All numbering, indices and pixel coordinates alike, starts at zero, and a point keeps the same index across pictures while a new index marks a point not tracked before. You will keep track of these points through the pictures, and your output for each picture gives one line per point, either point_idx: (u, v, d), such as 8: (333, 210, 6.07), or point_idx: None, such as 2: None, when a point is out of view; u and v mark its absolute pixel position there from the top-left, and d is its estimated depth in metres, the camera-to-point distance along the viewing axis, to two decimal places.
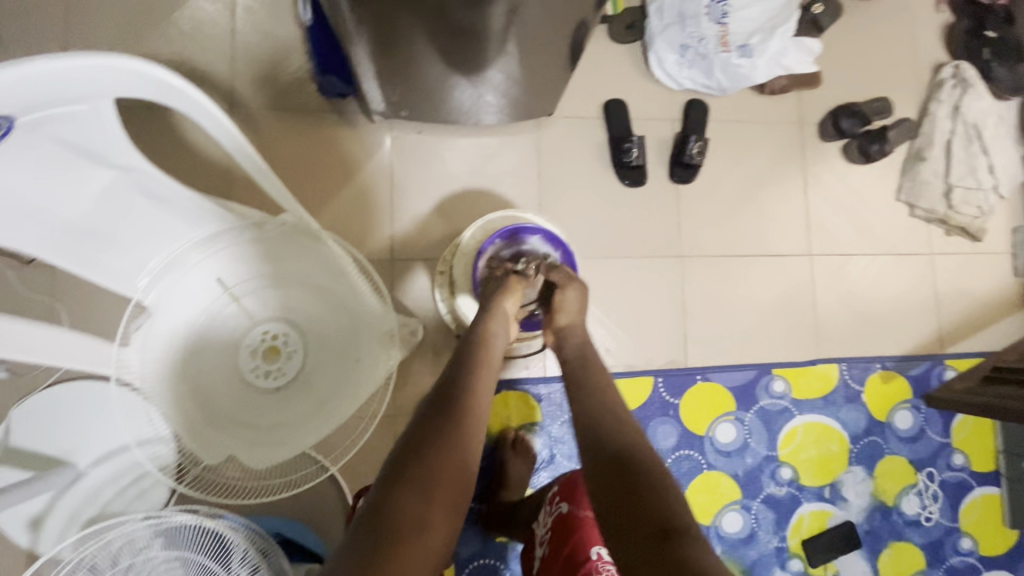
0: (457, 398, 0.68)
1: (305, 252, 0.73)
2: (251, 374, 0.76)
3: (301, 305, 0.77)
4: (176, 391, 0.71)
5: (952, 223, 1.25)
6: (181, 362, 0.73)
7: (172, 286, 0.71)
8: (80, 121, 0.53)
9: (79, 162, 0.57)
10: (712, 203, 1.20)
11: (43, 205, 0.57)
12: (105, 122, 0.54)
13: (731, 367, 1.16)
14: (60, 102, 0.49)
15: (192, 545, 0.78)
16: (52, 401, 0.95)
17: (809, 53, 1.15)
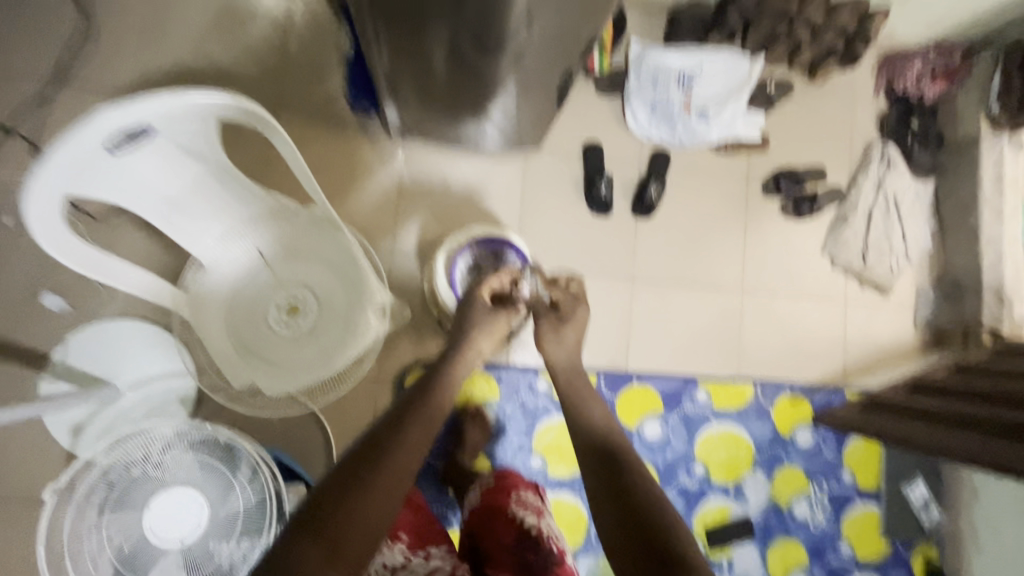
0: (380, 455, 0.74)
1: (327, 231, 0.95)
2: (271, 327, 0.96)
3: (318, 276, 0.98)
4: (217, 328, 0.92)
5: (866, 277, 1.48)
6: (223, 308, 0.93)
7: (224, 250, 0.93)
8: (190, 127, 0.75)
9: (180, 152, 0.79)
10: (665, 236, 1.43)
11: (151, 177, 0.80)
12: (207, 129, 0.76)
13: (664, 376, 1.38)
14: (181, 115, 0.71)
15: (208, 454, 0.99)
16: (99, 333, 1.16)
17: (755, 123, 1.42)
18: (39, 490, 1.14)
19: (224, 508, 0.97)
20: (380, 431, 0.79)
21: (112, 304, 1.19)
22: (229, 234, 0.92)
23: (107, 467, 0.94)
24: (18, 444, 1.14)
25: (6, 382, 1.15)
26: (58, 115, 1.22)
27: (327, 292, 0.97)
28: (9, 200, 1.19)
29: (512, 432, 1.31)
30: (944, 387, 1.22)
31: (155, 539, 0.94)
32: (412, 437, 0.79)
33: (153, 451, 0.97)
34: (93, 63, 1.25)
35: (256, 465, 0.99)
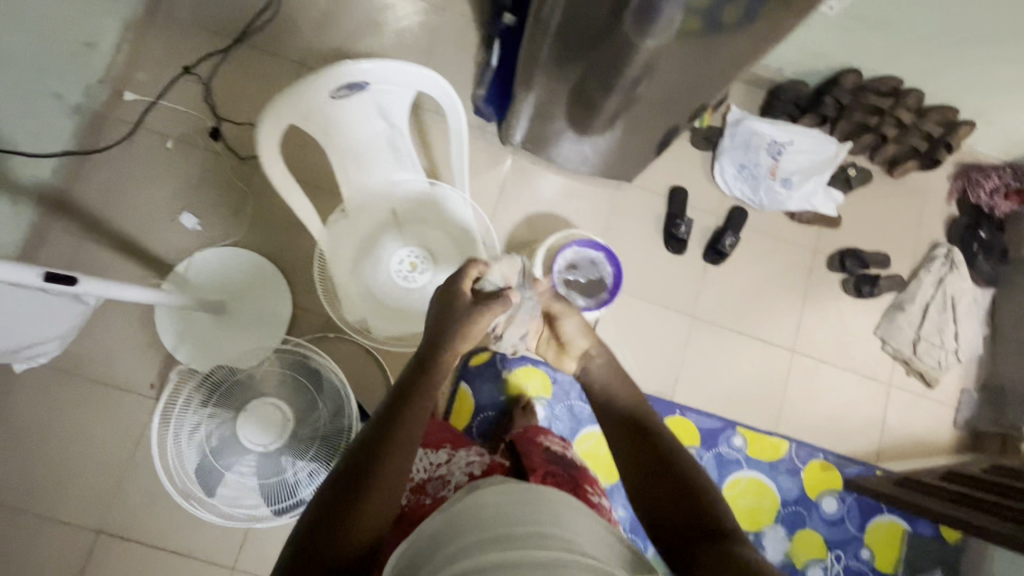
0: (388, 441, 0.73)
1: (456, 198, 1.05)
2: (392, 275, 1.07)
3: (438, 239, 1.08)
4: (343, 267, 1.03)
5: (913, 366, 1.54)
6: (352, 251, 1.04)
7: (368, 200, 1.04)
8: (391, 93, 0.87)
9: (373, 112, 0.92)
10: (729, 285, 1.53)
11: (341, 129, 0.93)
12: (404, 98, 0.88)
13: (705, 414, 1.45)
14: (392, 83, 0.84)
15: (301, 375, 1.10)
16: (222, 257, 1.31)
17: (832, 201, 1.53)
18: (132, 381, 1.26)
19: (304, 428, 1.07)
20: (384, 419, 0.77)
21: (236, 233, 1.34)
22: (375, 188, 1.04)
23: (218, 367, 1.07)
24: (126, 336, 1.27)
25: (131, 279, 1.29)
26: (233, 67, 1.41)
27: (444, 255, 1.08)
28: (174, 127, 1.36)
29: (554, 431, 1.39)
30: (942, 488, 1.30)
31: (241, 438, 1.03)
32: (416, 423, 0.77)
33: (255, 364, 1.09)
34: (271, 29, 1.44)
35: (339, 400, 1.10)
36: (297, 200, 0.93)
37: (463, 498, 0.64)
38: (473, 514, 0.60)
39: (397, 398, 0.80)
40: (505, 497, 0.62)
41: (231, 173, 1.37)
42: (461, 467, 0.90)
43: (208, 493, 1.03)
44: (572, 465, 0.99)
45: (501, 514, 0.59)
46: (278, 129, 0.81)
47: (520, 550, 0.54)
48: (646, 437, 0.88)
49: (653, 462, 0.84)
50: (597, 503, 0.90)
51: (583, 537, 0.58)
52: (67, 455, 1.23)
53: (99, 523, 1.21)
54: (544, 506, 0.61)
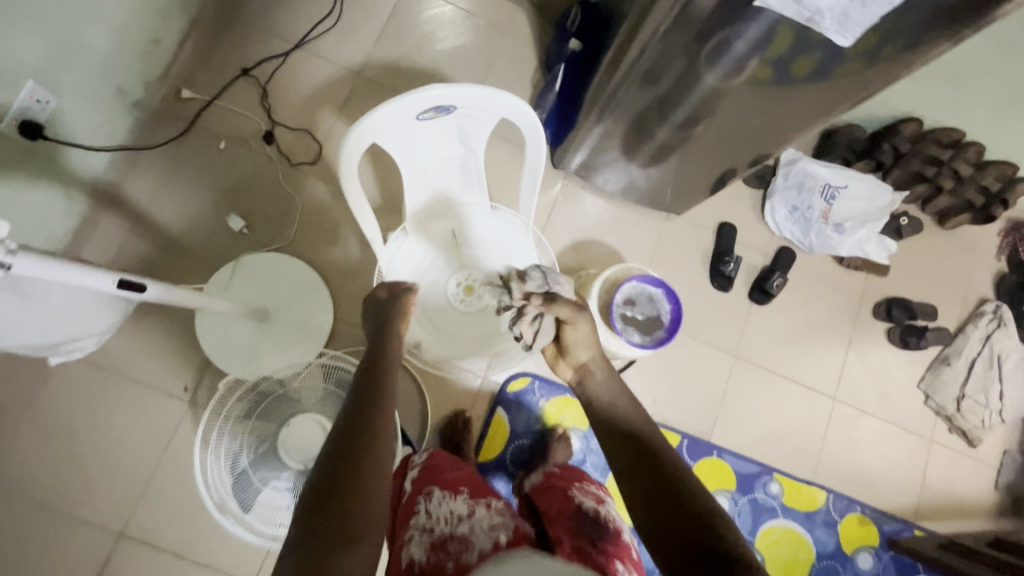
0: (365, 440, 0.71)
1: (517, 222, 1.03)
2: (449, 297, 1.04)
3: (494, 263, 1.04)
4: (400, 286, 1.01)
5: (956, 423, 1.50)
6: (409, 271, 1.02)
7: (430, 220, 1.02)
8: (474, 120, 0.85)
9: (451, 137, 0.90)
10: (773, 327, 1.50)
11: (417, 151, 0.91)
12: (486, 125, 0.86)
13: (743, 457, 1.41)
14: (478, 111, 0.82)
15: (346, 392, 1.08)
16: (267, 263, 1.29)
17: (886, 249, 1.49)
18: (168, 382, 1.24)
19: None
20: (350, 421, 0.74)
21: (283, 239, 1.33)
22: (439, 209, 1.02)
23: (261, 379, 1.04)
24: (165, 336, 1.25)
25: (174, 280, 1.27)
26: (291, 72, 1.41)
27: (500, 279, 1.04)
28: (229, 129, 1.36)
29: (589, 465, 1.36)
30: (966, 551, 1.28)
31: (282, 453, 1.01)
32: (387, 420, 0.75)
33: (297, 376, 1.07)
34: (332, 37, 1.43)
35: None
36: (365, 217, 0.92)
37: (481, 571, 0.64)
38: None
39: (360, 409, 0.76)
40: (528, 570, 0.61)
41: (282, 179, 1.35)
42: (485, 529, 0.80)
43: (245, 510, 0.99)
44: (607, 530, 0.86)
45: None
46: (359, 149, 0.80)
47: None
48: (629, 436, 0.86)
49: (636, 460, 0.82)
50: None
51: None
52: (96, 455, 1.20)
53: (122, 527, 1.18)
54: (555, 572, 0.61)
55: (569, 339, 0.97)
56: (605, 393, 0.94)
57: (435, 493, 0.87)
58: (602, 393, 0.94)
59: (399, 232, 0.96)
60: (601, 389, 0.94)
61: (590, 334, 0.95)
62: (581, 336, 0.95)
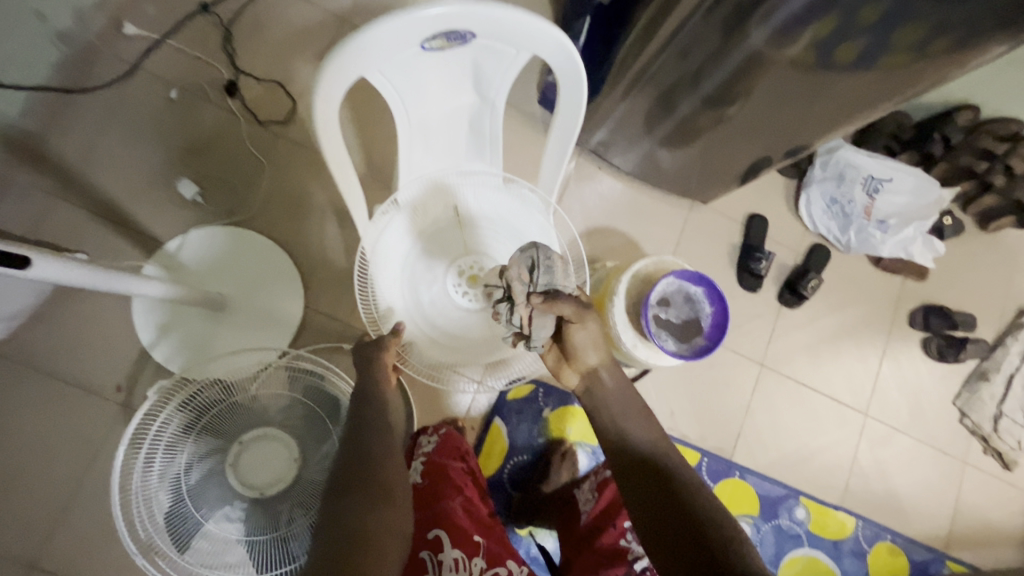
0: (365, 474, 0.63)
1: (534, 203, 0.83)
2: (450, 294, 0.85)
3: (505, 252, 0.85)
4: (388, 272, 0.81)
5: (992, 444, 1.37)
6: (400, 254, 0.83)
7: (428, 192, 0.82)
8: (495, 57, 0.66)
9: (462, 81, 0.70)
10: (802, 333, 1.34)
11: (418, 99, 0.71)
12: (510, 65, 0.67)
13: (767, 478, 1.26)
14: (502, 42, 0.62)
15: (313, 400, 0.87)
16: (221, 238, 1.07)
17: (932, 250, 1.34)
18: (95, 379, 1.01)
19: (312, 469, 0.84)
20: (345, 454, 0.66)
21: (245, 211, 1.10)
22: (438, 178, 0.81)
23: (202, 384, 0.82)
24: (94, 323, 1.02)
25: (107, 254, 1.04)
26: (259, 10, 1.17)
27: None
28: (181, 75, 1.12)
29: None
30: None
31: (239, 475, 0.82)
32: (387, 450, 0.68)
33: (252, 380, 0.85)
34: None
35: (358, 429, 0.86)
36: (347, 180, 0.72)
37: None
38: None
39: (352, 441, 0.68)
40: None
41: (245, 138, 1.12)
42: None
43: (181, 548, 0.75)
44: None
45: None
46: (343, 85, 0.60)
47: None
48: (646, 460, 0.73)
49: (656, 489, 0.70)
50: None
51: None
52: (1, 467, 0.97)
53: (31, 557, 0.96)
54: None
55: (575, 340, 0.81)
56: (611, 404, 0.81)
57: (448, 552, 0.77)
58: (608, 403, 0.81)
59: (388, 205, 0.77)
60: (606, 397, 0.81)
61: (597, 337, 0.81)
62: (589, 339, 0.80)
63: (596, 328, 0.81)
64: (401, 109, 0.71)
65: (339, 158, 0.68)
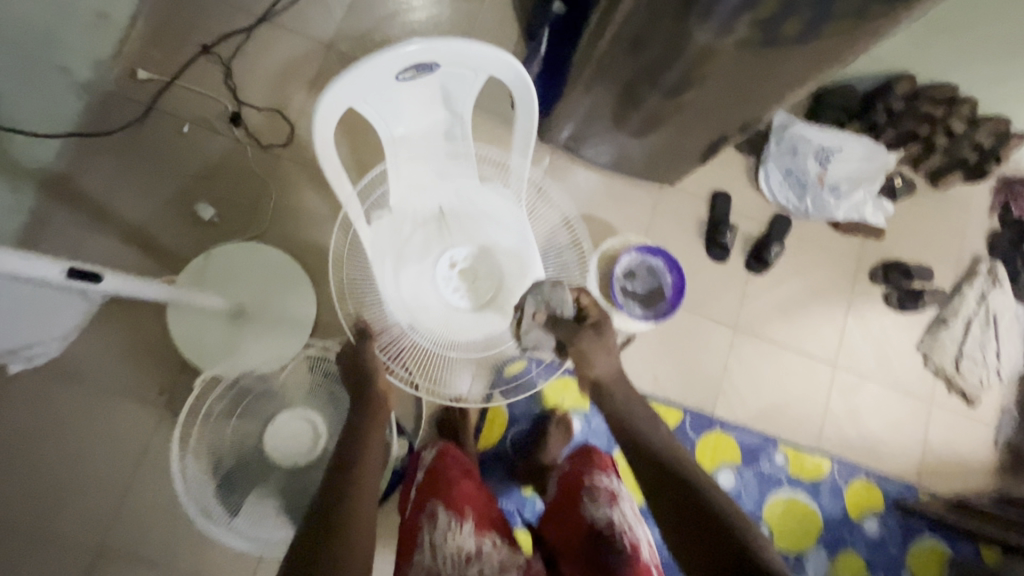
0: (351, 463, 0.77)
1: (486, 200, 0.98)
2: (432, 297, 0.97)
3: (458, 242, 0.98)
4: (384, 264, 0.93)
5: (955, 384, 1.50)
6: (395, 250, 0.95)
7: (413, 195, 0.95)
8: (457, 80, 0.79)
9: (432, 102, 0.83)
10: (770, 296, 1.47)
11: (397, 120, 0.84)
12: (471, 85, 0.80)
13: (746, 429, 1.39)
14: (461, 68, 0.75)
15: (331, 385, 1.01)
16: (238, 252, 1.20)
17: (883, 210, 1.46)
18: (139, 384, 1.16)
19: (336, 444, 0.97)
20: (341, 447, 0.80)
21: (258, 228, 1.24)
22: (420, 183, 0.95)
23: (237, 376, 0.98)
24: (133, 336, 1.16)
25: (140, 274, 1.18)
26: (256, 47, 1.30)
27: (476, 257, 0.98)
28: (191, 111, 1.26)
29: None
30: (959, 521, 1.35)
31: (271, 454, 0.95)
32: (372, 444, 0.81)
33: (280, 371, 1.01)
34: (299, 9, 1.33)
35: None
36: (344, 195, 0.85)
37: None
38: None
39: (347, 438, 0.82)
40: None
41: (253, 163, 1.26)
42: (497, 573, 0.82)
43: (232, 513, 0.92)
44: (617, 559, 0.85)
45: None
46: (333, 117, 0.72)
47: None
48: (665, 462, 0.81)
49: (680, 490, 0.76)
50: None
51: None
52: (68, 465, 1.12)
53: (99, 542, 1.11)
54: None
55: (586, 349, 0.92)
56: (634, 419, 0.89)
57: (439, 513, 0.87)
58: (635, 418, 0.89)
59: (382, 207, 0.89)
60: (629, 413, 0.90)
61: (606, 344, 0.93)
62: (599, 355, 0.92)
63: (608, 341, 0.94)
64: (383, 130, 0.84)
65: (335, 176, 0.81)
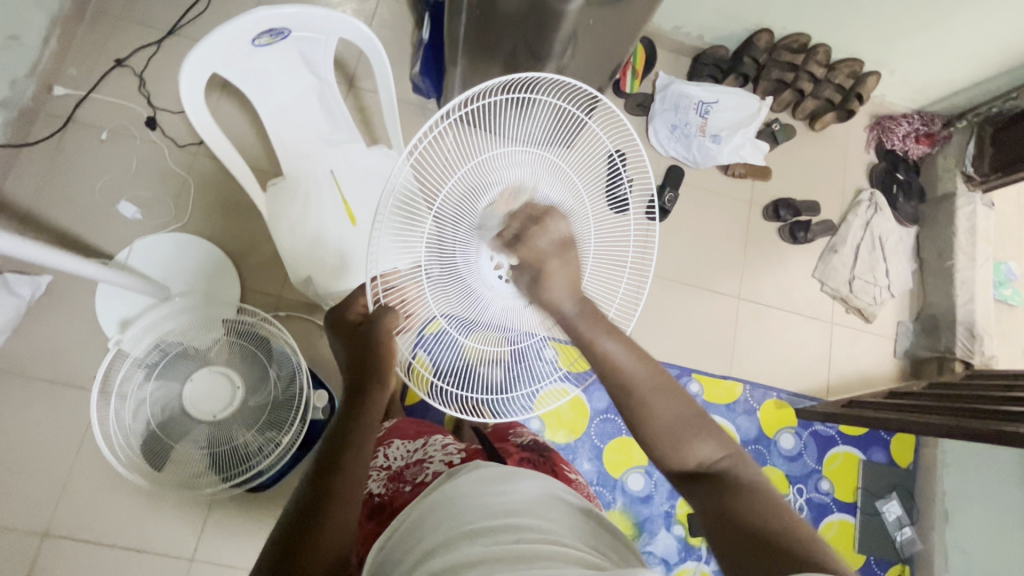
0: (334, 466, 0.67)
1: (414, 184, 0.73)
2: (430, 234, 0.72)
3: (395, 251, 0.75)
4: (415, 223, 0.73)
5: (851, 304, 1.63)
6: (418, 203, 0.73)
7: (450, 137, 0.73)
8: (316, 43, 0.91)
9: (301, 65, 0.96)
10: (671, 240, 1.59)
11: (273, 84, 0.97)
12: (328, 46, 0.92)
13: (660, 363, 1.50)
14: (314, 31, 0.88)
15: (251, 344, 1.09)
16: (160, 243, 1.28)
17: (760, 151, 1.61)
18: (72, 374, 1.22)
19: (254, 398, 1.07)
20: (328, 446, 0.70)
21: (179, 221, 1.33)
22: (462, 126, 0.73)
23: (155, 342, 1.05)
24: (66, 330, 1.23)
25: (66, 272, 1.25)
26: (166, 58, 1.41)
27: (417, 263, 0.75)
28: (109, 120, 1.35)
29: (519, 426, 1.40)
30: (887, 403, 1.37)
31: (191, 411, 1.03)
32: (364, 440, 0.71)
33: (199, 335, 1.08)
34: (205, 19, 1.43)
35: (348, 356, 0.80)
36: (232, 156, 0.96)
37: (434, 491, 0.68)
38: (444, 507, 0.63)
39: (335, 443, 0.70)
40: (477, 489, 0.65)
41: (171, 162, 1.36)
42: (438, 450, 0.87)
43: (159, 468, 1.01)
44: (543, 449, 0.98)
45: (475, 503, 0.62)
46: (202, 76, 0.84)
47: (490, 537, 0.56)
48: (638, 407, 0.74)
49: (671, 439, 0.72)
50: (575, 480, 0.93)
51: (563, 532, 0.60)
52: (8, 455, 1.17)
53: (44, 527, 1.16)
54: (526, 493, 0.64)
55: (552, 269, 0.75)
56: (640, 380, 0.75)
57: (394, 442, 0.94)
58: (641, 383, 0.74)
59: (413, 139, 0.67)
60: (638, 379, 0.75)
61: (575, 270, 0.76)
62: (563, 274, 0.75)
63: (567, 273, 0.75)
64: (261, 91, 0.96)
65: (217, 136, 0.93)
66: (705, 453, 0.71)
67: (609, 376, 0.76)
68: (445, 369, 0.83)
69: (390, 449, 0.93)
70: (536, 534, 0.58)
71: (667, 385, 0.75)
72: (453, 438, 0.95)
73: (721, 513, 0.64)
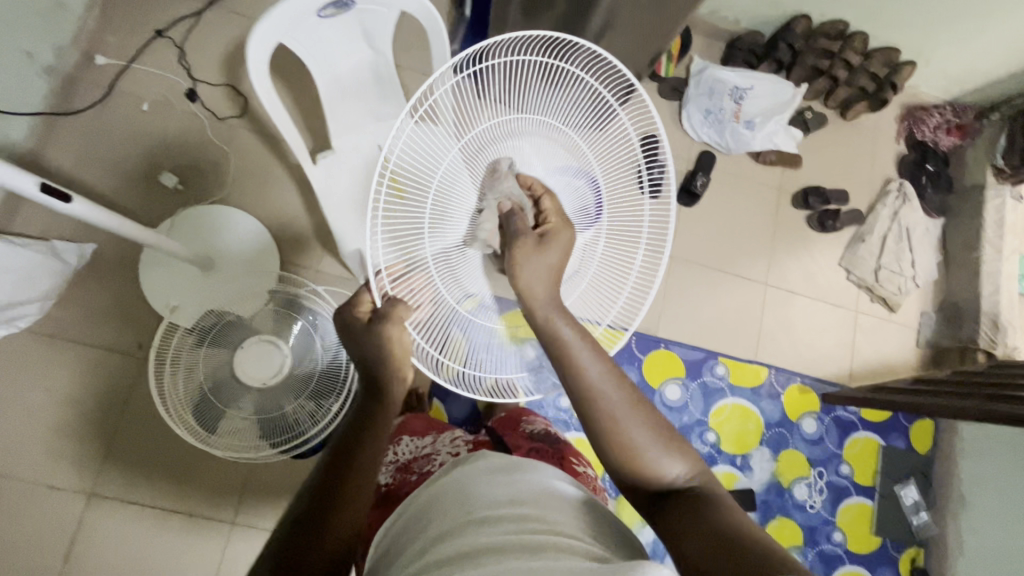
0: (349, 444, 0.67)
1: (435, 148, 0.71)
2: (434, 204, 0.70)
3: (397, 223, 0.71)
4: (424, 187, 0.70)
5: (877, 293, 1.64)
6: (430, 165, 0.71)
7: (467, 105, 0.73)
8: (378, 18, 0.92)
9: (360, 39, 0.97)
10: (701, 225, 1.60)
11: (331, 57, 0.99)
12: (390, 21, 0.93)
13: (688, 346, 1.52)
14: (379, 5, 0.88)
15: (298, 315, 1.12)
16: (198, 213, 1.29)
17: (792, 138, 1.62)
18: (115, 340, 1.24)
19: (299, 368, 1.08)
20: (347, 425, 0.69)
21: (217, 193, 1.34)
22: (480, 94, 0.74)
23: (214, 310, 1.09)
24: (110, 298, 1.25)
25: (108, 241, 1.26)
26: (206, 30, 1.40)
27: (436, 242, 0.71)
28: (150, 90, 1.36)
29: (548, 405, 1.43)
30: (907, 388, 1.42)
31: (240, 378, 1.04)
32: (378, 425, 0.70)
33: (250, 307, 1.10)
34: None
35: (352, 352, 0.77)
36: (287, 128, 0.99)
37: (446, 480, 0.69)
38: (453, 497, 0.65)
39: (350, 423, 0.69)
40: (491, 479, 0.65)
41: (210, 134, 1.36)
42: (445, 447, 0.87)
43: (210, 430, 1.05)
44: (553, 438, 0.98)
45: (487, 487, 0.64)
46: (268, 46, 0.86)
47: (491, 524, 0.57)
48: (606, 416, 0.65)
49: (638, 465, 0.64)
50: (584, 473, 0.91)
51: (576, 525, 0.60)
52: (56, 418, 1.20)
53: (90, 488, 1.19)
54: (540, 484, 0.65)
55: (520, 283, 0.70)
56: (612, 404, 0.65)
57: (402, 438, 0.95)
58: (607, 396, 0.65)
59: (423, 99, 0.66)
60: (607, 397, 0.65)
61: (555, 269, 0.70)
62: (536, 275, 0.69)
63: (548, 259, 0.70)
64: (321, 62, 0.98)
65: (276, 106, 0.94)
66: (677, 470, 0.64)
67: (574, 392, 0.66)
68: (475, 349, 0.78)
69: (399, 445, 0.93)
70: (548, 523, 0.58)
71: (641, 404, 0.66)
72: (462, 431, 0.95)
73: (702, 531, 0.56)
